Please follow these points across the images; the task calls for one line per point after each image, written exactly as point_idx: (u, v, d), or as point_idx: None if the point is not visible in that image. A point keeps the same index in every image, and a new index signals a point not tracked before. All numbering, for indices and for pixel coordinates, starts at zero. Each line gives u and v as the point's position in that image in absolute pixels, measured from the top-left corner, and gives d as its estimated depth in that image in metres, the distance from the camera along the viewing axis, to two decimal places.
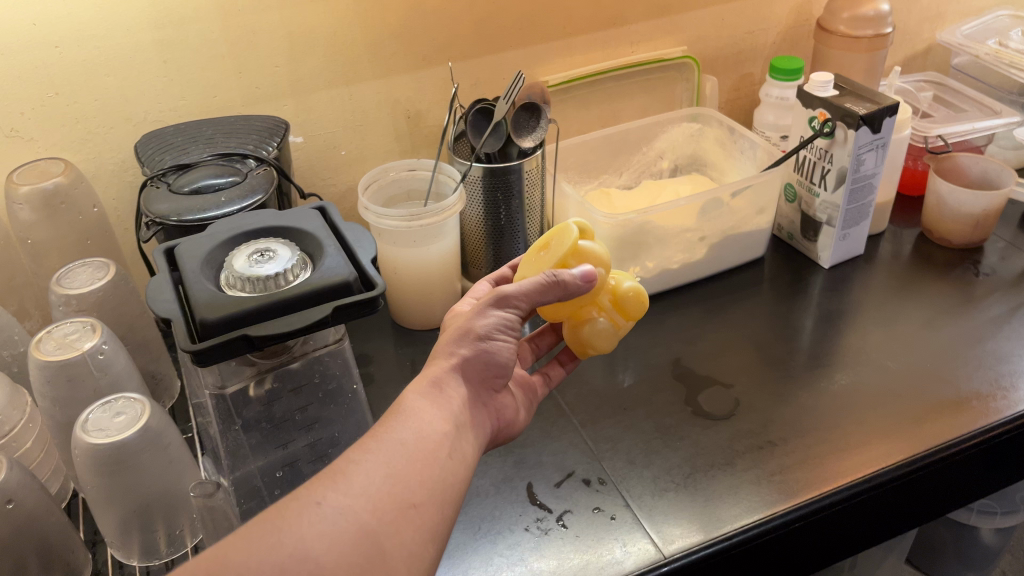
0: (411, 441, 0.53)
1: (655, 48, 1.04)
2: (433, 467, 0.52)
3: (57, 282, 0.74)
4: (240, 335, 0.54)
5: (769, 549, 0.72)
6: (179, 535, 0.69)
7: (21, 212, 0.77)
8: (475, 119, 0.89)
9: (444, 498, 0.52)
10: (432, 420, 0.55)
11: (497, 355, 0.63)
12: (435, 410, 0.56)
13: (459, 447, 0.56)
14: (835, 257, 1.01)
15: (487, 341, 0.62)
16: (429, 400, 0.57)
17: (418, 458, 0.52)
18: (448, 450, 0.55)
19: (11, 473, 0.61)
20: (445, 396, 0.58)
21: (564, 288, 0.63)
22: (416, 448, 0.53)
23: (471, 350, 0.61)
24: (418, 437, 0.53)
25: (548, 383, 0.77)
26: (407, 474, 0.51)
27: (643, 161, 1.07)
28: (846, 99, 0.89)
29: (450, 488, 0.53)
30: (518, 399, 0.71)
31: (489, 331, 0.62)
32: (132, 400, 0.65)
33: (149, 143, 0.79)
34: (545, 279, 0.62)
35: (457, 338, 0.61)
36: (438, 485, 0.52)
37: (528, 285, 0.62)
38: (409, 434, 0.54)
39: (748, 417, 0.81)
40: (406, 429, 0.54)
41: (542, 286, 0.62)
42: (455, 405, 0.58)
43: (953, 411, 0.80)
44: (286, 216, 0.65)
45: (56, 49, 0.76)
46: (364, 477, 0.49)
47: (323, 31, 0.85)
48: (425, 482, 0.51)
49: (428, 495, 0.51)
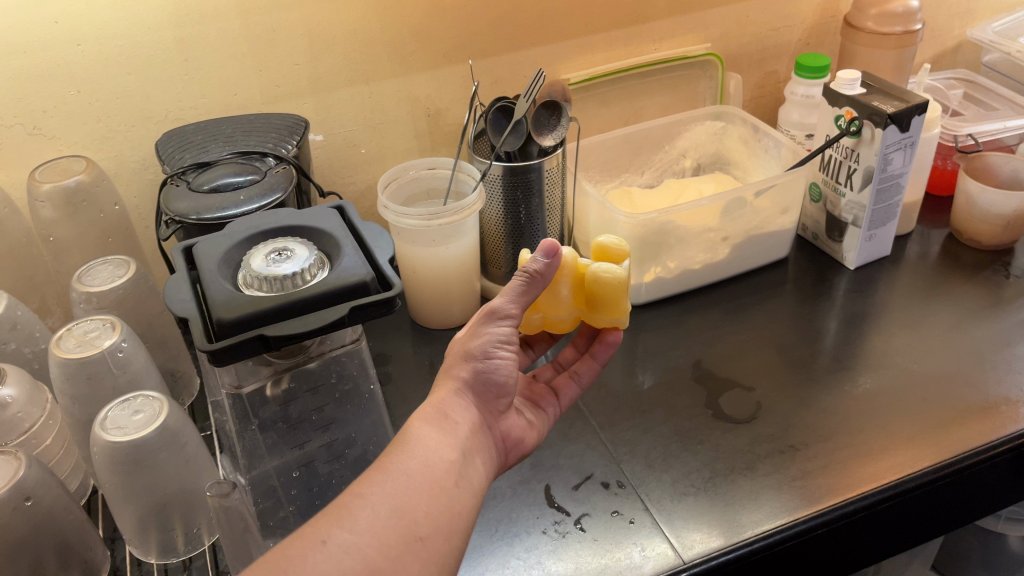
0: (417, 471, 0.53)
1: (678, 45, 1.02)
2: (441, 497, 0.52)
3: (78, 280, 0.74)
4: (256, 335, 0.54)
5: (790, 556, 0.71)
6: (196, 534, 0.69)
7: (43, 210, 0.77)
8: (495, 117, 0.87)
9: (454, 530, 0.52)
10: (438, 449, 0.55)
11: (497, 375, 0.62)
12: (441, 437, 0.56)
13: (466, 474, 0.55)
14: (861, 258, 0.99)
15: (485, 360, 0.62)
16: (433, 425, 0.57)
17: (426, 489, 0.52)
18: (456, 477, 0.54)
19: (31, 471, 0.62)
20: (450, 421, 0.58)
21: (543, 281, 0.63)
22: (422, 478, 0.52)
23: (470, 371, 0.61)
24: (424, 468, 0.53)
25: (577, 381, 0.76)
26: (414, 506, 0.50)
27: (666, 160, 1.06)
28: (874, 97, 0.88)
29: (460, 516, 0.52)
30: (533, 418, 0.71)
31: (486, 349, 0.62)
32: (150, 398, 0.66)
33: (169, 142, 0.79)
34: (521, 278, 0.62)
35: (458, 362, 0.62)
36: (446, 517, 0.52)
37: (510, 291, 0.62)
38: (415, 464, 0.53)
39: (769, 421, 0.80)
40: (411, 459, 0.53)
41: (522, 286, 0.62)
42: (461, 430, 0.58)
43: (982, 416, 0.78)
44: (304, 215, 0.65)
45: (77, 47, 0.76)
46: (369, 513, 0.49)
47: (343, 29, 0.85)
48: (432, 513, 0.51)
49: (435, 528, 0.51)
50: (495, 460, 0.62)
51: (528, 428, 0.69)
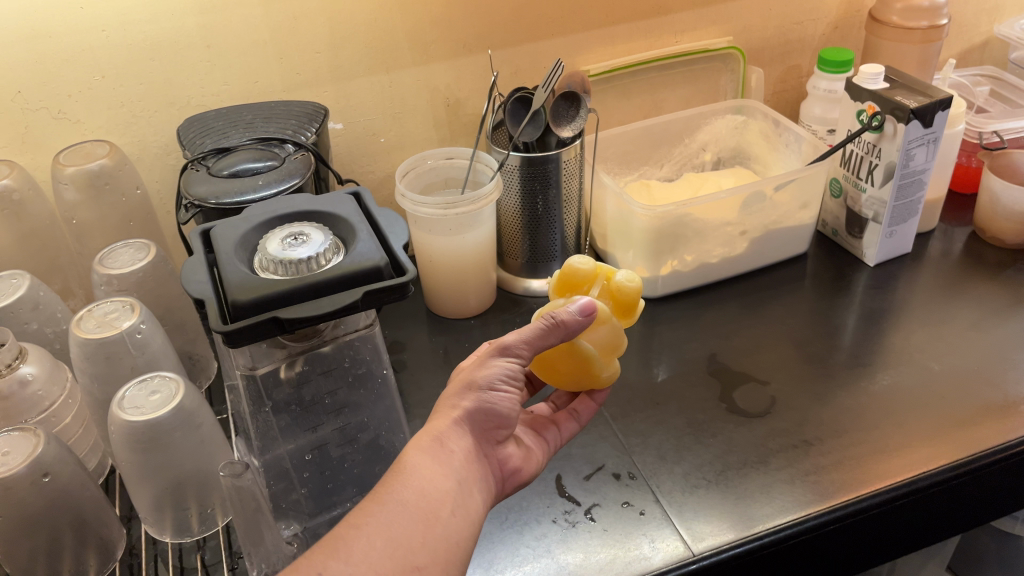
0: (412, 501, 0.54)
1: (700, 38, 1.02)
2: (435, 527, 0.53)
3: (99, 262, 0.75)
4: (270, 317, 0.55)
5: (802, 551, 0.70)
6: (211, 513, 0.70)
7: (67, 192, 0.78)
8: (514, 108, 0.87)
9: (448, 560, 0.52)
10: (435, 479, 0.55)
11: (500, 407, 0.61)
12: (438, 468, 0.56)
13: (464, 504, 0.56)
14: (881, 255, 0.98)
15: (489, 393, 0.61)
16: (430, 455, 0.57)
17: (422, 519, 0.53)
18: (453, 508, 0.55)
19: (49, 447, 0.63)
20: (447, 451, 0.58)
21: (566, 329, 0.61)
22: (417, 507, 0.53)
23: (472, 402, 0.60)
24: (420, 497, 0.54)
25: (576, 420, 0.71)
26: (408, 537, 0.52)
27: (685, 153, 1.06)
28: (897, 92, 0.87)
29: (456, 547, 0.53)
30: (531, 446, 0.67)
31: (491, 381, 0.61)
32: (167, 378, 0.66)
33: (191, 127, 0.80)
34: (544, 322, 0.61)
35: (459, 392, 0.61)
36: (441, 548, 0.52)
37: (528, 331, 0.61)
38: (411, 495, 0.54)
39: (784, 415, 0.79)
40: (408, 488, 0.54)
41: (543, 330, 0.61)
42: (457, 460, 0.58)
43: (1000, 416, 0.77)
44: (320, 201, 0.66)
45: (102, 32, 0.77)
46: (364, 544, 0.50)
47: (364, 18, 0.85)
48: (428, 544, 0.52)
49: (431, 558, 0.52)
50: (493, 487, 0.61)
51: (533, 453, 0.67)
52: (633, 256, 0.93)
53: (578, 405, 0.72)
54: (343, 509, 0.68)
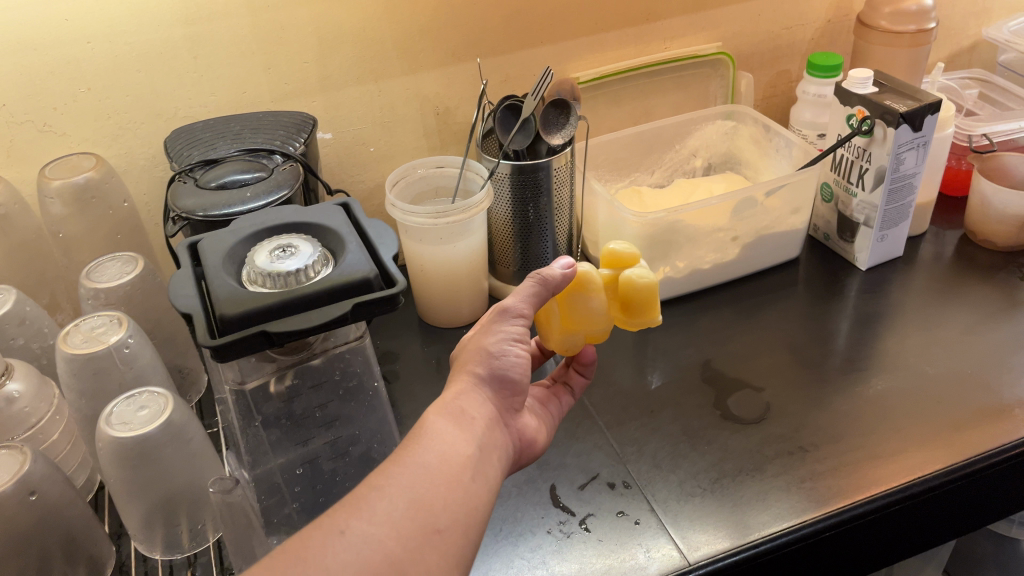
0: (434, 464, 0.52)
1: (689, 44, 1.02)
2: (457, 490, 0.51)
3: (86, 276, 0.75)
4: (259, 331, 0.54)
5: (799, 558, 0.70)
6: (202, 529, 0.69)
7: (53, 206, 0.78)
8: (503, 116, 0.87)
9: (470, 523, 0.51)
10: (454, 443, 0.54)
11: (512, 372, 0.61)
12: (458, 432, 0.55)
13: (483, 468, 0.54)
14: (873, 259, 0.98)
15: (500, 358, 0.61)
16: (450, 419, 0.56)
17: (442, 481, 0.51)
18: (473, 471, 0.53)
19: (36, 465, 0.62)
20: (466, 417, 0.57)
21: (555, 284, 0.64)
22: (439, 471, 0.52)
23: (486, 368, 0.60)
24: (441, 459, 0.52)
25: (571, 392, 0.77)
26: (430, 499, 0.50)
27: (676, 159, 1.05)
28: (886, 96, 0.87)
29: (476, 510, 0.52)
30: (540, 420, 0.69)
31: (501, 346, 0.61)
32: (156, 393, 0.66)
33: (178, 139, 0.79)
34: (533, 281, 0.63)
35: (474, 359, 0.61)
36: (462, 509, 0.51)
37: (522, 292, 0.63)
38: (432, 457, 0.53)
39: (779, 422, 0.79)
40: (429, 451, 0.53)
41: (535, 288, 0.63)
42: (477, 425, 0.57)
43: (995, 419, 0.77)
44: (309, 212, 0.65)
45: (87, 44, 0.76)
46: (387, 505, 0.48)
47: (351, 27, 0.85)
48: (450, 506, 0.50)
49: (453, 520, 0.50)
50: (510, 456, 0.61)
51: (539, 428, 0.68)
52: None
53: (571, 379, 0.78)
54: None
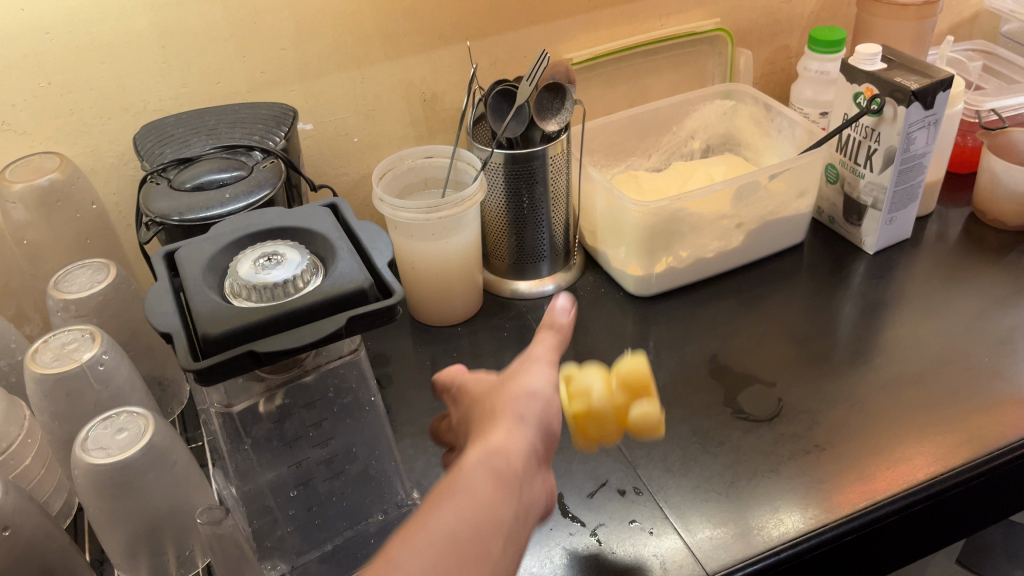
0: (484, 488, 0.42)
1: (686, 21, 0.97)
2: (505, 522, 0.41)
3: (54, 287, 0.70)
4: (246, 351, 0.49)
5: (819, 563, 0.67)
6: (190, 555, 0.65)
7: (15, 212, 0.72)
8: (496, 102, 0.81)
9: (526, 524, 0.44)
10: (504, 468, 0.44)
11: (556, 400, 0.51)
12: (501, 467, 0.44)
13: (529, 502, 0.44)
14: (880, 242, 0.94)
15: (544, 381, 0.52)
16: (492, 453, 0.44)
17: (492, 504, 0.41)
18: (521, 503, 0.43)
19: (8, 497, 0.57)
20: (514, 444, 0.46)
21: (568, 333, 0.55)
22: (489, 494, 0.42)
23: (529, 396, 0.50)
24: (490, 485, 0.42)
25: None
26: (479, 528, 0.40)
27: (673, 142, 1.01)
28: (895, 72, 0.83)
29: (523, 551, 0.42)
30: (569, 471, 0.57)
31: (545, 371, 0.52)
32: (135, 414, 0.61)
33: (148, 136, 0.74)
34: (552, 331, 0.55)
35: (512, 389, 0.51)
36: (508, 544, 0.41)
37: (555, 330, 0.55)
38: (480, 482, 0.42)
39: (792, 419, 0.76)
40: (475, 476, 0.43)
41: (557, 338, 0.55)
42: (524, 453, 0.46)
43: (1016, 410, 0.74)
44: (294, 215, 0.60)
45: (46, 35, 0.71)
46: (433, 530, 0.39)
47: (332, 10, 0.80)
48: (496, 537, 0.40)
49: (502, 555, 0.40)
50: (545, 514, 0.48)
51: None
52: (626, 253, 0.88)
53: None
54: (334, 544, 0.64)
